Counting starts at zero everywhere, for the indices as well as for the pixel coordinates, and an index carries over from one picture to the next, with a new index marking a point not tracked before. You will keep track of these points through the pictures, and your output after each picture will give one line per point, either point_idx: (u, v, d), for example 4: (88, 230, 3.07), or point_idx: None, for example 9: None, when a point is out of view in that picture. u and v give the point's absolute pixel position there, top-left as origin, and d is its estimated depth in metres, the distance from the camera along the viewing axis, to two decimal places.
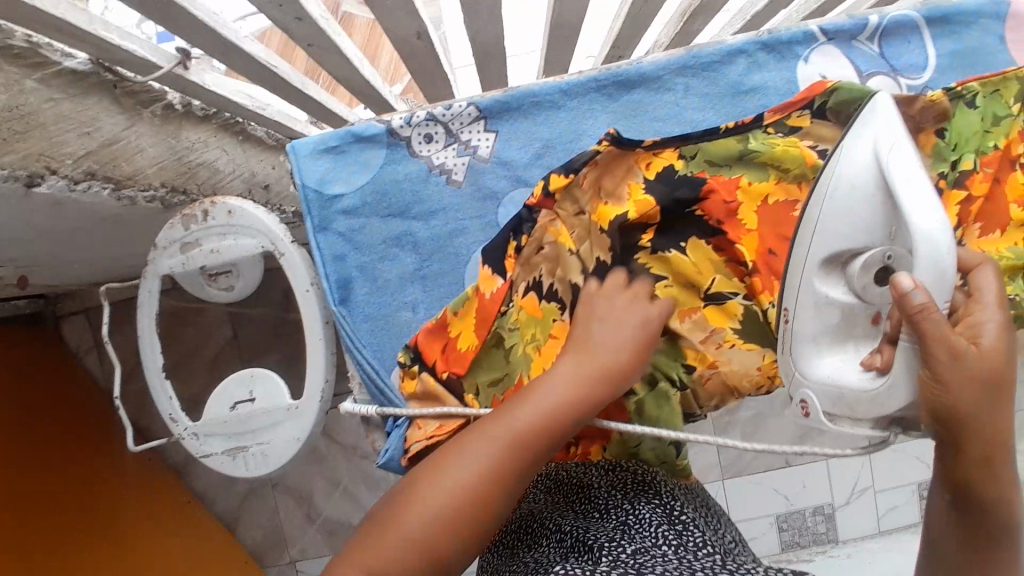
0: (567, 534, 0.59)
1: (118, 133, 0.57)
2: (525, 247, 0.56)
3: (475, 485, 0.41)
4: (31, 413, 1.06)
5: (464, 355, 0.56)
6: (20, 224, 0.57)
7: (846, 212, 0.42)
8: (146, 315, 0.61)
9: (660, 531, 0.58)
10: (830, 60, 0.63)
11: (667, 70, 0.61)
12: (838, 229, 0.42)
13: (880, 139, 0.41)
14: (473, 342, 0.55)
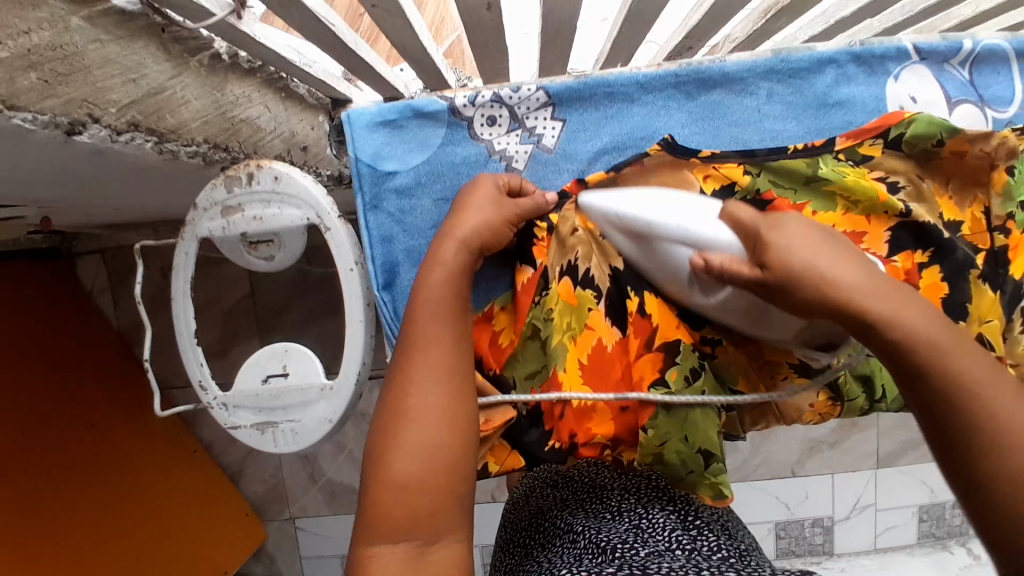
0: (580, 534, 0.61)
1: (166, 81, 0.53)
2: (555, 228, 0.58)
3: (434, 443, 0.45)
4: (39, 353, 1.04)
5: (504, 350, 0.58)
6: (55, 173, 0.54)
7: (649, 258, 0.52)
8: (181, 277, 0.58)
9: (672, 533, 0.59)
10: (919, 79, 0.59)
11: (751, 72, 0.58)
12: (664, 265, 0.51)
13: (607, 207, 0.54)
14: (514, 336, 0.58)
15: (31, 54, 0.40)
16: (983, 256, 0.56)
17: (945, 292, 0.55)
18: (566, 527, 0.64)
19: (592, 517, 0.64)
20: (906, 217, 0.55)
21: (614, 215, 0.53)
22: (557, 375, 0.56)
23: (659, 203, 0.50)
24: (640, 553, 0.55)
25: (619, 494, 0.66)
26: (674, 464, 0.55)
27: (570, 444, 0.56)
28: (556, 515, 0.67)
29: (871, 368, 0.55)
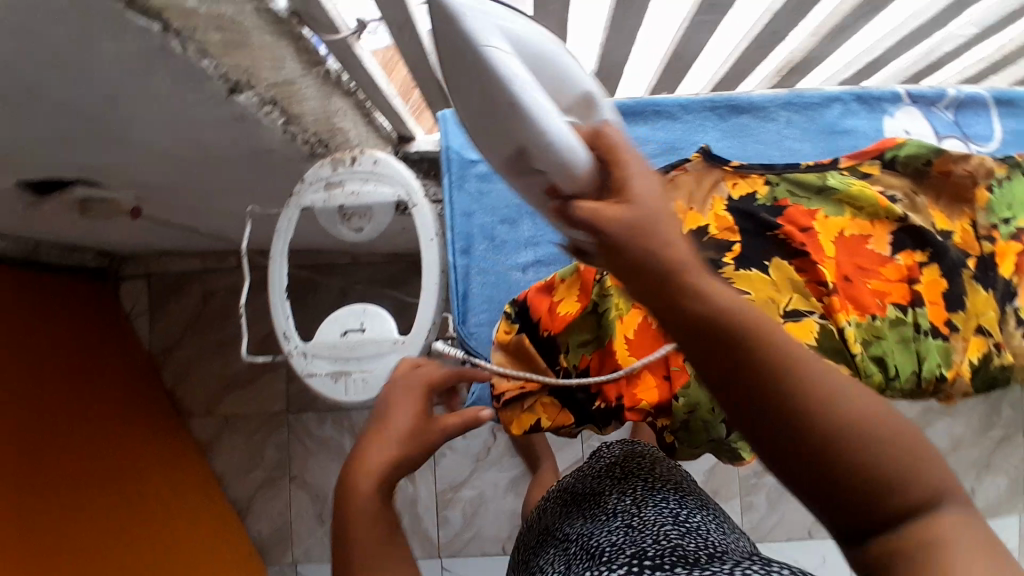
0: (569, 537, 0.56)
1: (296, 77, 0.64)
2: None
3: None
4: (76, 361, 1.06)
5: (563, 317, 0.65)
6: (187, 138, 0.62)
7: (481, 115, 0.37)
8: (282, 239, 0.65)
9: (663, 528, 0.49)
10: (912, 118, 0.72)
11: (773, 103, 0.71)
12: (477, 136, 0.39)
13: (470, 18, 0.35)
14: (573, 307, 0.65)
15: (218, 18, 0.49)
16: (973, 260, 0.66)
17: (944, 287, 0.64)
18: (560, 534, 0.59)
19: (587, 523, 0.56)
20: (903, 221, 0.65)
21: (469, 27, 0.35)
22: (610, 344, 0.62)
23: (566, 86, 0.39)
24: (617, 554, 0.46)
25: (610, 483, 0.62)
26: (699, 430, 0.60)
27: (616, 405, 0.62)
28: (556, 527, 0.61)
29: (881, 352, 0.61)
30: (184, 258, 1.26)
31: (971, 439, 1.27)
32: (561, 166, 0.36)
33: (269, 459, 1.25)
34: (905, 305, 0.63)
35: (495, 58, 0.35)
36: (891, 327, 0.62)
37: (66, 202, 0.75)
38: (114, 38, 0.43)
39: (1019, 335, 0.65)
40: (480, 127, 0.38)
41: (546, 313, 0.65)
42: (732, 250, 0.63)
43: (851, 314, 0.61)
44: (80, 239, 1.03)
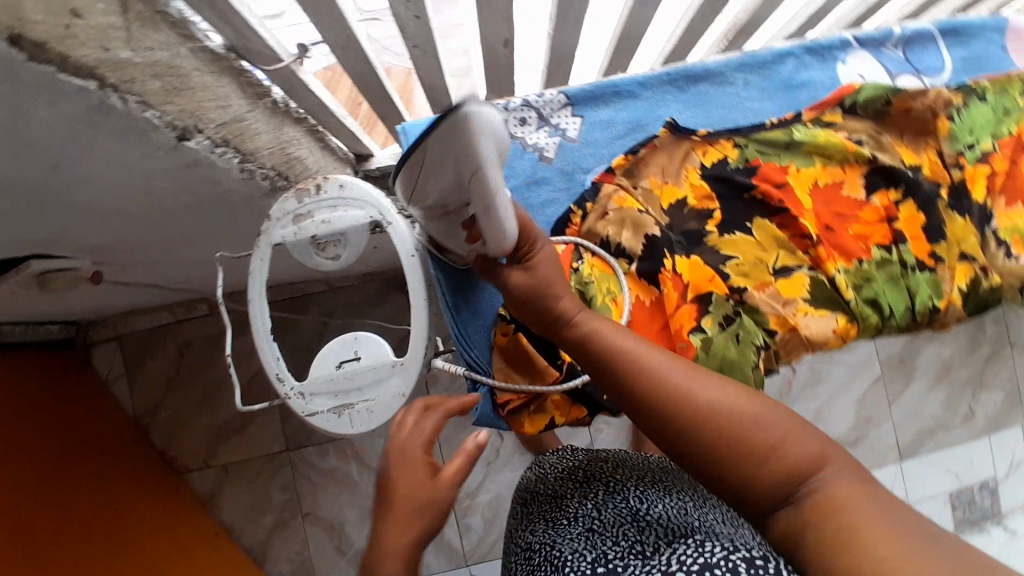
0: (534, 549, 0.58)
1: (244, 113, 0.60)
2: (589, 214, 0.66)
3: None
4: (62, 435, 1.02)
5: None
6: (140, 192, 0.59)
7: (446, 181, 0.50)
8: (258, 281, 0.63)
9: (622, 527, 0.56)
10: (863, 61, 0.72)
11: (728, 67, 0.70)
12: (424, 183, 0.52)
13: (483, 129, 0.45)
14: None
15: (156, 65, 0.46)
16: (945, 190, 0.68)
17: (922, 220, 0.66)
18: (525, 544, 0.61)
19: (548, 530, 0.59)
20: (873, 163, 0.66)
21: (476, 136, 0.45)
22: None
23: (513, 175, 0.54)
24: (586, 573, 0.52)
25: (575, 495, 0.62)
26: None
27: None
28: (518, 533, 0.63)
29: (872, 293, 0.64)
30: (154, 314, 1.21)
31: (963, 357, 1.32)
32: (497, 244, 0.53)
33: (279, 501, 1.22)
34: (888, 245, 0.65)
35: (486, 176, 0.48)
36: (879, 268, 0.65)
37: (20, 280, 0.70)
38: (47, 103, 0.41)
39: (1003, 256, 0.66)
40: (435, 189, 0.52)
41: None
42: (711, 219, 0.65)
43: (837, 262, 0.64)
44: (41, 312, 0.98)
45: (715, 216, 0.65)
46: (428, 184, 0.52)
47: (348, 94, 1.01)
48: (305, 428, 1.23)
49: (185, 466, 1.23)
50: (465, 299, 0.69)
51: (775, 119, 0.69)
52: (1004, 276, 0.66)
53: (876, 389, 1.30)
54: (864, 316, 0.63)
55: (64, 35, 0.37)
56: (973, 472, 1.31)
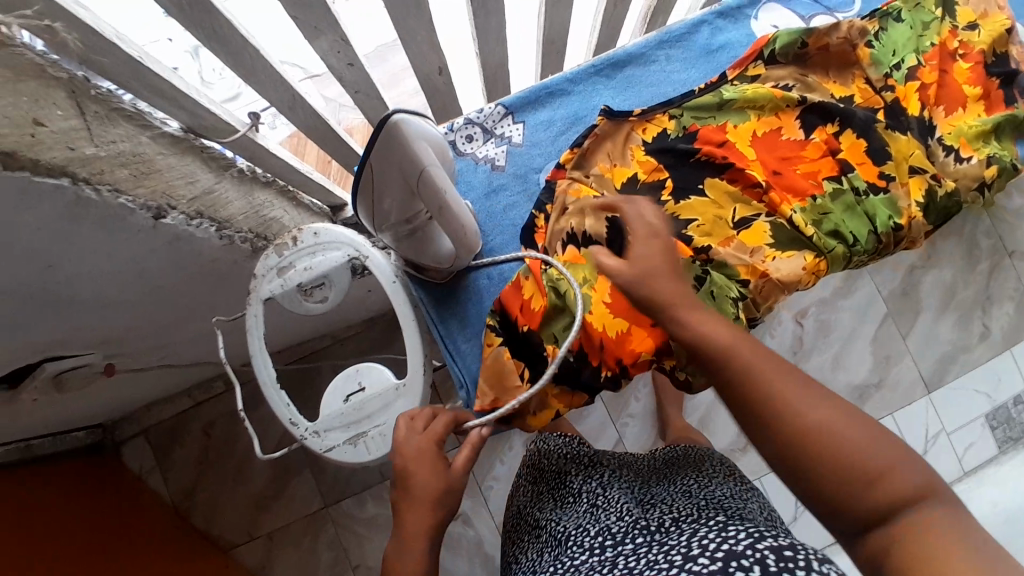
0: (543, 528, 0.64)
1: (213, 185, 0.65)
2: (550, 215, 0.68)
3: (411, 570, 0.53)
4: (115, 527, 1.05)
5: (535, 312, 0.67)
6: (132, 276, 0.64)
7: (397, 199, 0.56)
8: (256, 336, 0.65)
9: (625, 506, 0.60)
10: (774, 12, 0.76)
11: (649, 46, 0.74)
12: (377, 213, 0.57)
13: (417, 131, 0.53)
14: (541, 299, 0.66)
15: (121, 156, 0.51)
16: (882, 112, 0.70)
17: (865, 145, 0.68)
18: (535, 522, 0.66)
19: (556, 508, 0.66)
20: (803, 103, 0.69)
21: (416, 138, 0.53)
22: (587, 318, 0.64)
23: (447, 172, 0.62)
24: (587, 536, 0.57)
25: (579, 475, 0.67)
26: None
27: (620, 367, 0.66)
28: (528, 511, 0.69)
29: (832, 225, 0.67)
30: (174, 400, 1.25)
31: (964, 276, 1.32)
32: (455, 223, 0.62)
33: (327, 559, 1.23)
34: (837, 175, 0.68)
35: (432, 174, 0.56)
36: (834, 200, 0.67)
37: (39, 386, 0.74)
38: (30, 207, 0.45)
39: (953, 162, 0.69)
40: (390, 211, 0.57)
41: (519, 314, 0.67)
42: (665, 188, 0.68)
43: (792, 203, 0.67)
44: (67, 419, 1.02)
45: (667, 184, 0.68)
46: (383, 208, 0.57)
47: (314, 155, 1.05)
48: (339, 481, 1.25)
49: (231, 543, 1.24)
50: (449, 313, 0.73)
51: (701, 85, 0.72)
52: (958, 180, 0.69)
53: (887, 326, 1.30)
54: (829, 247, 0.66)
55: (31, 142, 0.41)
56: (1003, 387, 1.30)
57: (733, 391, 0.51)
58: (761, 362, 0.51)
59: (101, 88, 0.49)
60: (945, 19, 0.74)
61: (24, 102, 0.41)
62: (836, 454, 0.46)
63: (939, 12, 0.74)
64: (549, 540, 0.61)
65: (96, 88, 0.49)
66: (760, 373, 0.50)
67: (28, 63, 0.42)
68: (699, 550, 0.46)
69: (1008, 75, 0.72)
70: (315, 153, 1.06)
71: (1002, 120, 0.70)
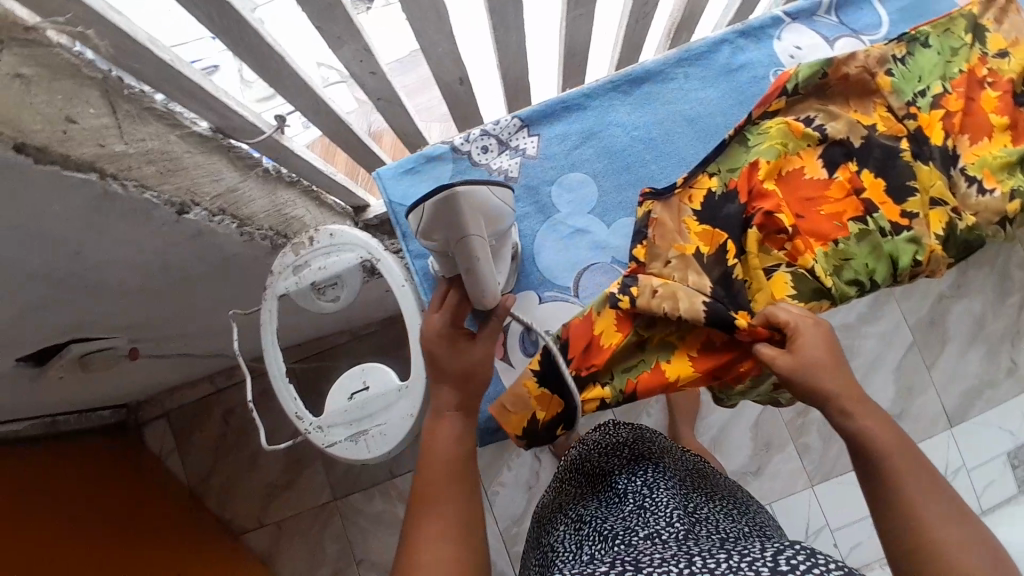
0: (586, 522, 0.69)
1: (237, 184, 0.68)
2: (638, 297, 0.65)
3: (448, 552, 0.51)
4: (135, 503, 1.10)
5: (603, 349, 0.66)
6: (156, 267, 0.67)
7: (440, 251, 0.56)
8: (269, 331, 0.68)
9: (672, 511, 0.64)
10: (798, 33, 0.75)
11: (667, 64, 0.74)
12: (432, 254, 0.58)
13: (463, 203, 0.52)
14: (611, 338, 0.66)
15: (149, 153, 0.54)
16: (905, 140, 0.69)
17: (884, 184, 0.66)
18: (578, 517, 0.72)
19: (602, 506, 0.71)
20: (824, 140, 0.68)
21: (458, 212, 0.52)
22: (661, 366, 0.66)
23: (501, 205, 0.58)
24: (636, 536, 0.61)
25: (625, 478, 0.73)
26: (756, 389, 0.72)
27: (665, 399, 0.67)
28: (570, 507, 0.75)
29: (853, 271, 0.64)
30: (195, 386, 1.29)
31: (993, 308, 1.28)
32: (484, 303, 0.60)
33: (333, 550, 1.26)
34: (862, 216, 0.65)
35: (472, 244, 0.54)
36: (858, 242, 0.65)
37: (65, 365, 0.78)
38: (58, 198, 0.48)
39: (974, 193, 0.67)
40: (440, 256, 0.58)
41: (579, 354, 0.66)
42: (727, 252, 0.66)
43: (814, 249, 0.65)
44: (93, 398, 1.07)
45: (729, 248, 0.67)
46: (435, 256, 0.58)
47: (345, 161, 1.10)
48: (349, 476, 1.28)
49: (241, 528, 1.28)
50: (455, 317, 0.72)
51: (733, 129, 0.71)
52: (978, 214, 0.67)
53: (912, 355, 1.26)
54: (849, 295, 0.64)
55: (63, 138, 0.45)
56: None
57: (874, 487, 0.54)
58: (913, 471, 0.53)
59: (135, 88, 0.52)
60: (975, 46, 0.72)
61: (58, 101, 0.44)
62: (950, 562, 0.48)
63: (968, 38, 0.72)
64: (590, 534, 0.66)
65: (131, 89, 0.51)
66: (903, 479, 0.52)
67: (64, 63, 0.44)
68: (789, 567, 0.47)
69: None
70: (344, 159, 1.10)
71: None
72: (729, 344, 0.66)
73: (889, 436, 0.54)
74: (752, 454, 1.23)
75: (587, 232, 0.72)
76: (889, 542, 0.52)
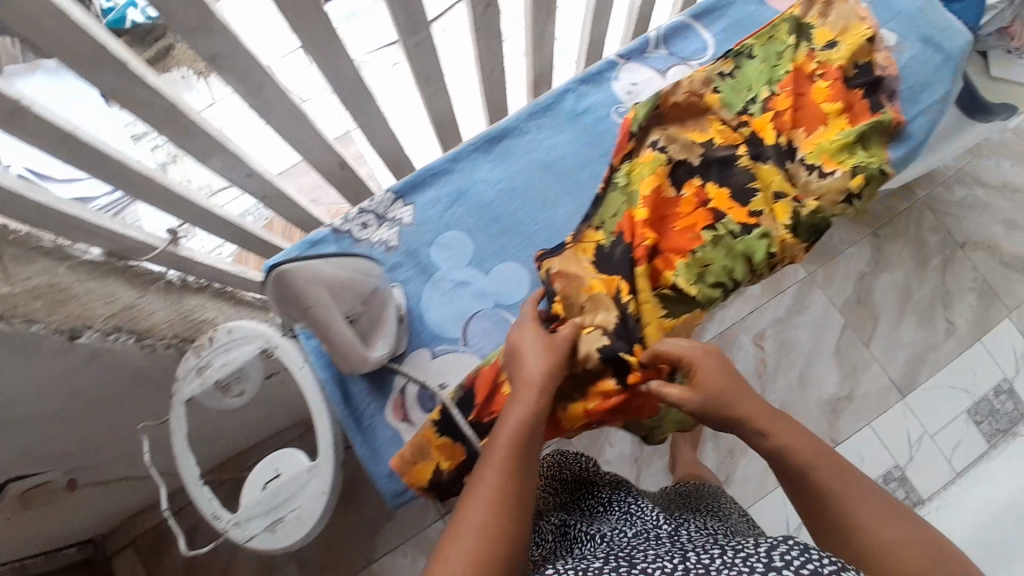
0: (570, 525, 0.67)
1: (135, 300, 0.71)
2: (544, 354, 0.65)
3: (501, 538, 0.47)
4: None
5: None
6: (67, 394, 0.70)
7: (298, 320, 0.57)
8: (180, 436, 0.69)
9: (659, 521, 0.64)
10: (633, 70, 0.82)
11: (520, 119, 0.79)
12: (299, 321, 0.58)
13: (299, 281, 0.52)
14: None
15: (34, 289, 0.58)
16: (743, 146, 0.74)
17: (729, 192, 0.71)
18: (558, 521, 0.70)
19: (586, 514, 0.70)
20: (670, 159, 0.72)
21: (294, 290, 0.52)
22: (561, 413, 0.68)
23: (360, 273, 0.60)
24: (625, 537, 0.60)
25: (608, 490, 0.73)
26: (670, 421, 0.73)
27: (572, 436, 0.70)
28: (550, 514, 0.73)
29: (715, 276, 0.69)
30: (158, 507, 1.28)
31: (918, 274, 1.32)
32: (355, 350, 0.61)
33: None
34: (712, 223, 0.70)
35: (317, 313, 0.54)
36: (714, 248, 0.69)
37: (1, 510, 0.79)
38: None
39: (814, 179, 0.72)
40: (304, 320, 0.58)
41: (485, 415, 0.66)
42: (622, 291, 0.67)
43: (675, 264, 0.69)
44: (48, 540, 1.05)
45: (623, 287, 0.67)
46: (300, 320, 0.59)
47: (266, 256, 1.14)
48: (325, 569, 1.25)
49: None
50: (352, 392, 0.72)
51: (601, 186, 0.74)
52: (820, 199, 0.71)
53: (848, 335, 1.30)
54: (714, 297, 0.69)
55: None
56: (980, 380, 1.28)
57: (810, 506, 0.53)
58: (838, 479, 0.53)
59: (22, 232, 0.56)
60: (800, 46, 0.78)
61: None
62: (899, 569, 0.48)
63: (792, 40, 0.78)
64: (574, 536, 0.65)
65: (17, 232, 0.55)
66: (839, 495, 0.52)
67: None
68: (784, 562, 0.47)
69: (872, 83, 0.78)
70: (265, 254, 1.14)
71: (863, 132, 0.73)
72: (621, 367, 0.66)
73: (804, 447, 0.55)
74: (719, 463, 1.23)
75: (467, 284, 0.76)
76: (834, 548, 0.51)
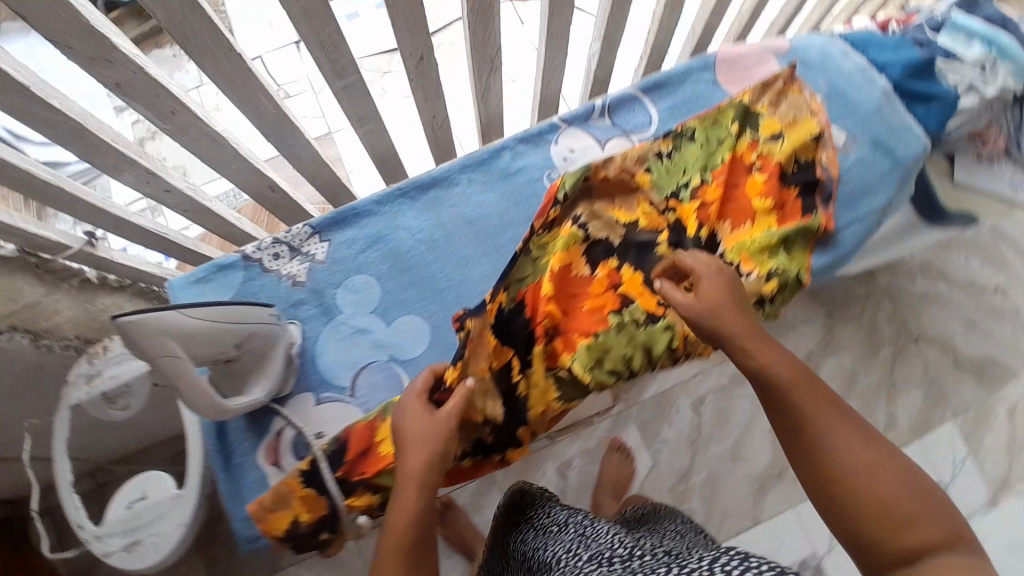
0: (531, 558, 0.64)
1: (41, 298, 0.71)
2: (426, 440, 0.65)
3: None
4: None
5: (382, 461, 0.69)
6: None
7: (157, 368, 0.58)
8: (59, 442, 0.69)
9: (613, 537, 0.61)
10: (572, 137, 0.84)
11: (451, 170, 0.81)
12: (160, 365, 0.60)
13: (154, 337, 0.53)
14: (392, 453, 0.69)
15: None
16: (664, 232, 0.74)
17: (642, 278, 0.71)
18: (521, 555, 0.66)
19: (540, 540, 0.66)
20: (587, 237, 0.72)
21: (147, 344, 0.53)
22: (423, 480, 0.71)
23: (233, 322, 0.61)
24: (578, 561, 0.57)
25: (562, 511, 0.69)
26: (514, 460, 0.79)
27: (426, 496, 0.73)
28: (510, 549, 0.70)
29: (612, 363, 0.68)
30: None
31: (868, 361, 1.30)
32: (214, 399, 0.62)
33: None
34: (619, 308, 0.70)
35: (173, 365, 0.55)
36: (617, 333, 0.68)
37: None
38: None
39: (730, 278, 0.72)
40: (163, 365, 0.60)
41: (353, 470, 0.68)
42: (512, 368, 0.68)
43: (576, 346, 0.69)
44: None
45: (514, 364, 0.68)
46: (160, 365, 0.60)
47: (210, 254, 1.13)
48: None
49: None
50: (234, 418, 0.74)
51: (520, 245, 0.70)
52: None
53: None
54: (608, 383, 0.68)
55: None
56: None
57: (789, 430, 0.54)
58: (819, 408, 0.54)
59: None
60: (742, 134, 0.78)
61: None
62: (866, 496, 0.50)
63: (735, 128, 0.78)
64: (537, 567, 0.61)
65: None
66: (819, 423, 0.53)
67: None
68: None
69: (809, 183, 0.75)
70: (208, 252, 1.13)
71: (789, 232, 0.72)
72: (500, 443, 0.70)
73: (787, 367, 0.56)
74: None
75: (368, 330, 0.77)
76: (814, 470, 0.52)
